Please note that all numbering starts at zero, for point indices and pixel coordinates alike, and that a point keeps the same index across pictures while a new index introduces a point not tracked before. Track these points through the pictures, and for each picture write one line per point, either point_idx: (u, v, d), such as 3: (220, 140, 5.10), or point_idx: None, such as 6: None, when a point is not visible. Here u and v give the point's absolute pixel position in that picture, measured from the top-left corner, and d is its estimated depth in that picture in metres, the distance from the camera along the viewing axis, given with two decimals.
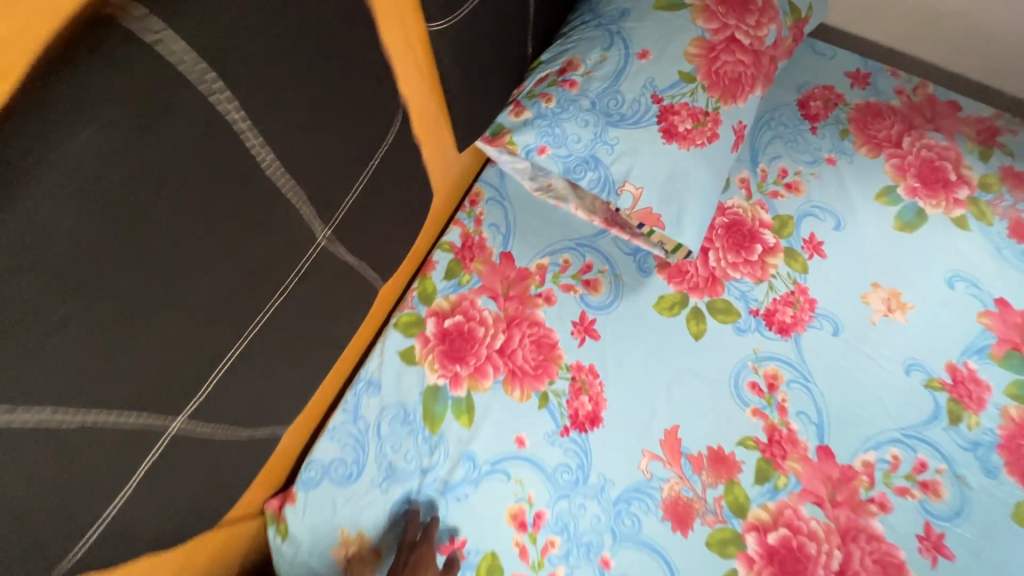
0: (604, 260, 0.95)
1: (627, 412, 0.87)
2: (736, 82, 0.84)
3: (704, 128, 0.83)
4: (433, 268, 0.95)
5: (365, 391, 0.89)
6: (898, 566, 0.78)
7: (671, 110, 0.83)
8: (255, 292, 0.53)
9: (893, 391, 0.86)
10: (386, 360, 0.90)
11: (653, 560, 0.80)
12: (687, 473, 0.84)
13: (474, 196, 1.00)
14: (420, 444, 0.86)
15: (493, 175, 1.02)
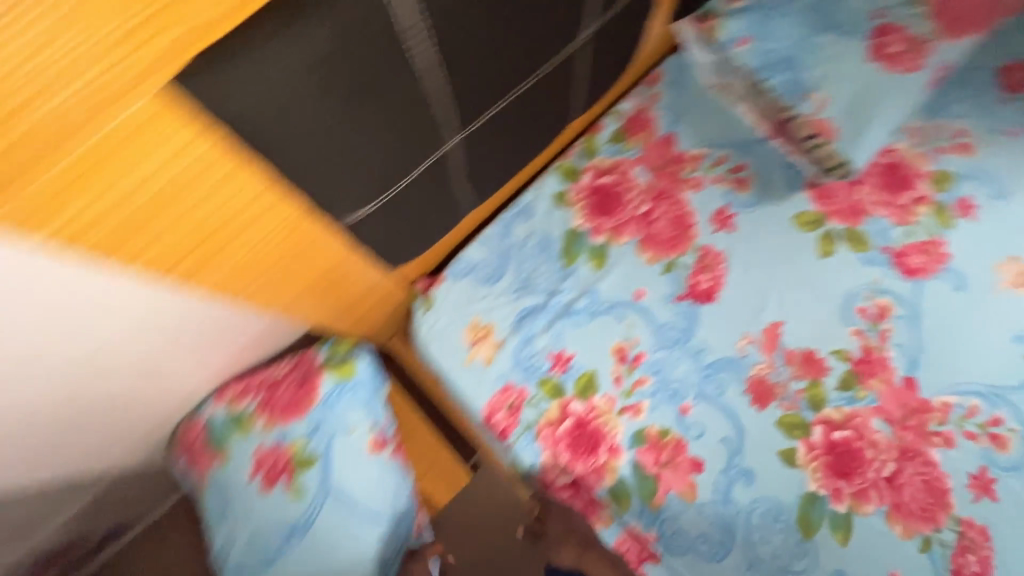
0: (758, 166, 1.01)
1: (738, 298, 0.96)
2: (960, 20, 0.86)
3: (912, 55, 0.86)
4: (600, 130, 1.05)
5: (518, 215, 1.01)
6: (943, 491, 0.87)
7: (888, 30, 0.87)
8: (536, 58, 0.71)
9: (995, 353, 0.91)
10: (541, 195, 1.02)
11: (725, 420, 0.92)
12: (777, 363, 0.94)
13: (653, 77, 1.07)
14: (554, 271, 0.99)
15: (677, 61, 1.06)
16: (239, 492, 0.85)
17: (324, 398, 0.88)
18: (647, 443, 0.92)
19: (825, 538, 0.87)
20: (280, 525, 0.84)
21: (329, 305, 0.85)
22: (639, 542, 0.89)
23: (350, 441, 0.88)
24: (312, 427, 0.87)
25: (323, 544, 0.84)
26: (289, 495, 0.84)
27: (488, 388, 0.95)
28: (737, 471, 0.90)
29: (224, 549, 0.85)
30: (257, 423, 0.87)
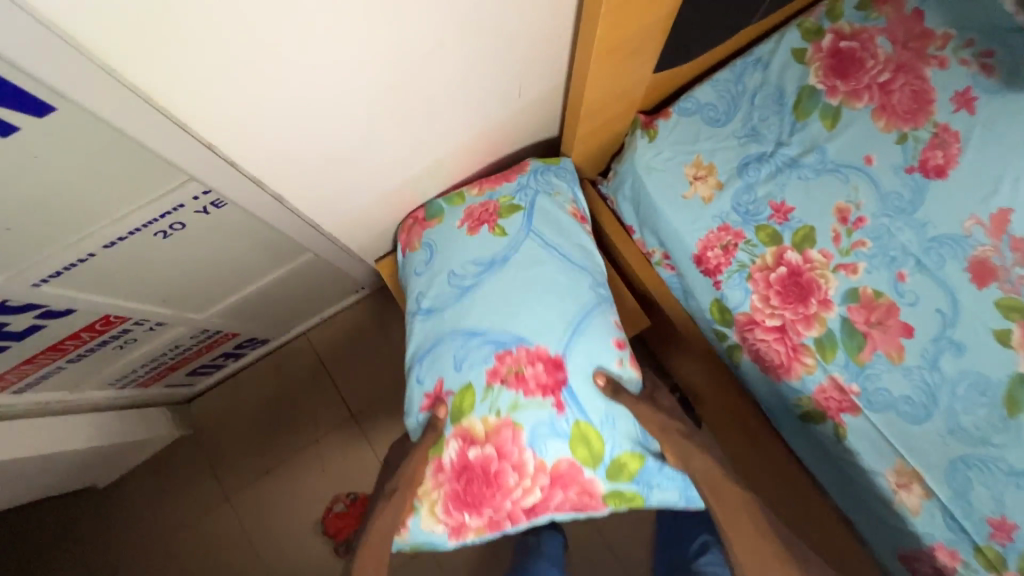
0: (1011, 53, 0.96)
1: (971, 179, 0.94)
2: None
3: None
4: None
5: (753, 64, 1.01)
6: None
7: None
8: None
9: None
10: (780, 48, 1.00)
11: (942, 292, 0.91)
12: (1004, 247, 0.91)
13: None
14: (785, 123, 0.98)
15: None
16: (448, 240, 1.00)
17: (532, 168, 1.04)
18: (860, 302, 0.91)
19: None
20: (483, 258, 0.96)
21: (609, 72, 0.80)
22: (842, 394, 0.89)
23: (552, 203, 1.02)
24: (520, 185, 1.02)
25: (522, 272, 0.93)
26: (495, 235, 0.97)
27: (705, 224, 0.95)
28: (947, 342, 0.90)
29: (426, 290, 0.97)
30: (470, 190, 1.04)
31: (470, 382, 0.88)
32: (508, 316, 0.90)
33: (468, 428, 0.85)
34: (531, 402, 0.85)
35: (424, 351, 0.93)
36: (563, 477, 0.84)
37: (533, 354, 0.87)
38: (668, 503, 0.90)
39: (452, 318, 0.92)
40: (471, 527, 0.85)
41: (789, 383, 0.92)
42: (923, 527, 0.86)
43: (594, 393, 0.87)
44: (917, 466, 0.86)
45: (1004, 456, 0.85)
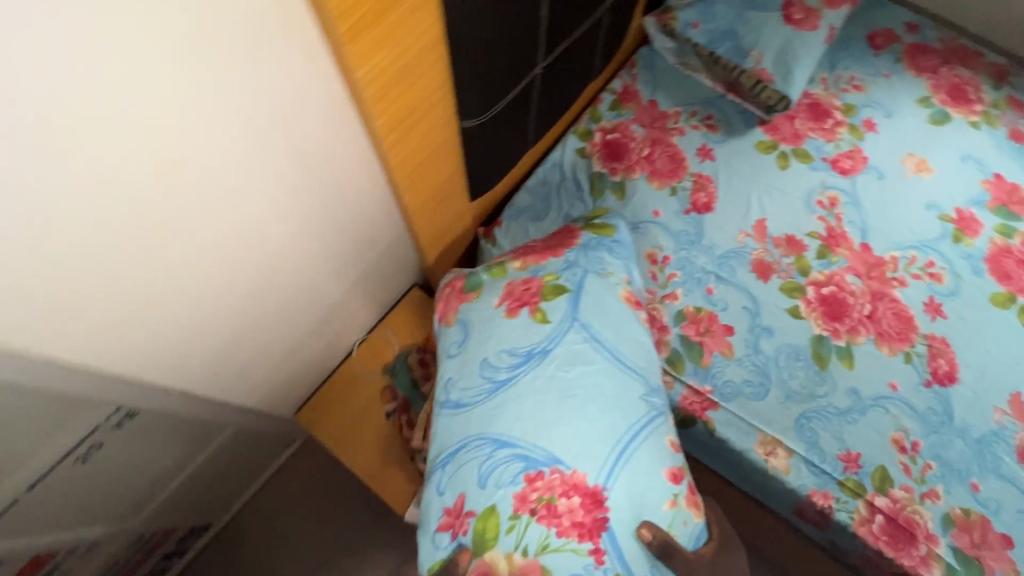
0: (721, 114, 1.35)
1: (729, 205, 1.26)
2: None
3: (811, 18, 1.24)
4: (600, 102, 1.37)
5: (552, 166, 1.29)
6: (909, 319, 1.15)
7: (789, 5, 1.25)
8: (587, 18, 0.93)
9: (916, 220, 1.24)
10: (566, 150, 1.31)
11: (742, 293, 1.17)
12: (769, 247, 1.22)
13: (632, 63, 1.42)
14: (588, 203, 1.25)
15: (646, 52, 1.42)
16: (485, 325, 0.99)
17: (581, 243, 1.07)
18: (687, 320, 1.15)
19: (836, 366, 1.11)
20: (519, 349, 0.95)
21: (437, 211, 1.01)
22: (700, 396, 1.10)
23: (602, 284, 1.03)
24: (569, 265, 1.04)
25: (557, 379, 0.92)
26: (536, 321, 0.97)
27: None
28: (760, 329, 1.14)
29: (456, 375, 0.96)
30: (513, 263, 1.06)
31: (496, 506, 0.85)
32: (546, 432, 0.88)
33: (494, 562, 0.82)
34: (566, 546, 0.82)
35: (449, 451, 0.91)
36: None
37: (568, 480, 0.85)
38: None
39: (479, 412, 0.91)
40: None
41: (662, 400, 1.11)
42: (797, 481, 1.04)
43: (635, 541, 0.85)
44: (775, 434, 1.07)
45: (830, 402, 1.08)
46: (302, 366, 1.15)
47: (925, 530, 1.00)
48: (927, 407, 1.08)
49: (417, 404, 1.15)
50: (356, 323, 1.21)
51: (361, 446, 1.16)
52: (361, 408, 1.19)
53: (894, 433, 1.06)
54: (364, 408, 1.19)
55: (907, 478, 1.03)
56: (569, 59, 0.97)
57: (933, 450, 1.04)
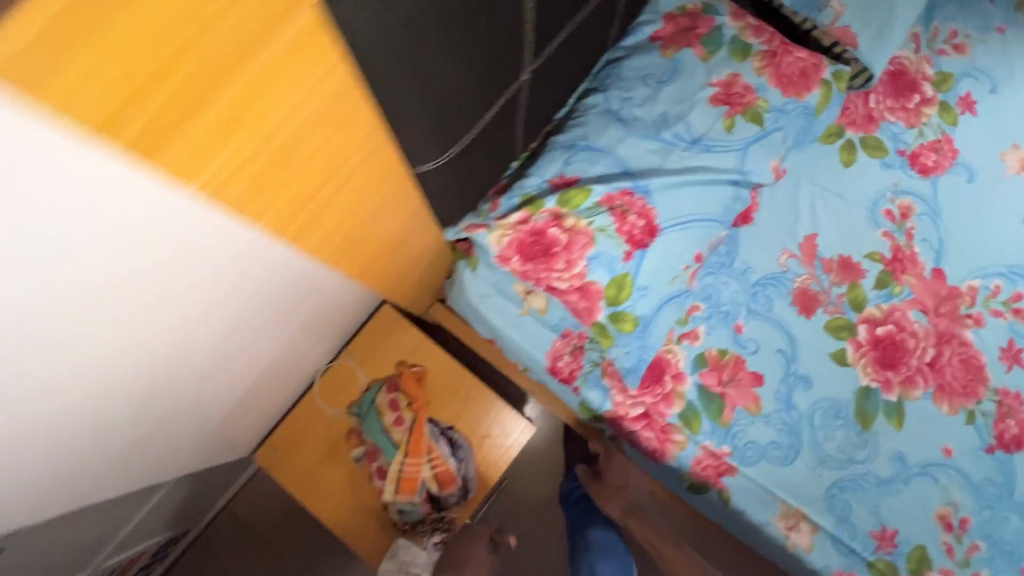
0: None
1: (774, 216, 0.99)
2: None
3: None
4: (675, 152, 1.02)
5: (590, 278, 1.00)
6: (978, 369, 0.94)
7: None
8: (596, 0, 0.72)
9: (1009, 236, 0.99)
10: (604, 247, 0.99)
11: (779, 333, 0.96)
12: (817, 272, 0.98)
13: None
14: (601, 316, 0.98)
15: None
16: (691, 86, 0.85)
17: (808, 101, 0.88)
18: (707, 366, 0.95)
19: (882, 425, 0.93)
20: (695, 129, 0.84)
21: (382, 272, 0.81)
22: (717, 459, 0.93)
23: (777, 143, 0.88)
24: (782, 107, 0.87)
25: (701, 175, 0.83)
26: (720, 124, 0.84)
27: (545, 337, 0.95)
28: (796, 378, 0.95)
29: (633, 60, 0.88)
30: (756, 59, 0.87)
31: (590, 187, 0.81)
32: (655, 167, 0.82)
33: (565, 211, 0.81)
34: (610, 236, 0.81)
35: (592, 142, 0.84)
36: (589, 292, 0.83)
37: (646, 209, 0.81)
38: (594, 407, 0.95)
39: (630, 146, 0.83)
40: (511, 269, 0.85)
41: (667, 463, 0.94)
42: (819, 561, 0.90)
43: (649, 254, 0.82)
44: (801, 506, 0.91)
45: (870, 469, 0.92)
46: (252, 418, 0.98)
47: None
48: (982, 477, 0.91)
49: (391, 454, 1.00)
50: (311, 358, 1.03)
51: (333, 491, 1.03)
52: (323, 450, 1.05)
53: (942, 508, 0.91)
54: (324, 452, 1.05)
55: (948, 560, 0.89)
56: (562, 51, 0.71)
57: (985, 529, 0.90)
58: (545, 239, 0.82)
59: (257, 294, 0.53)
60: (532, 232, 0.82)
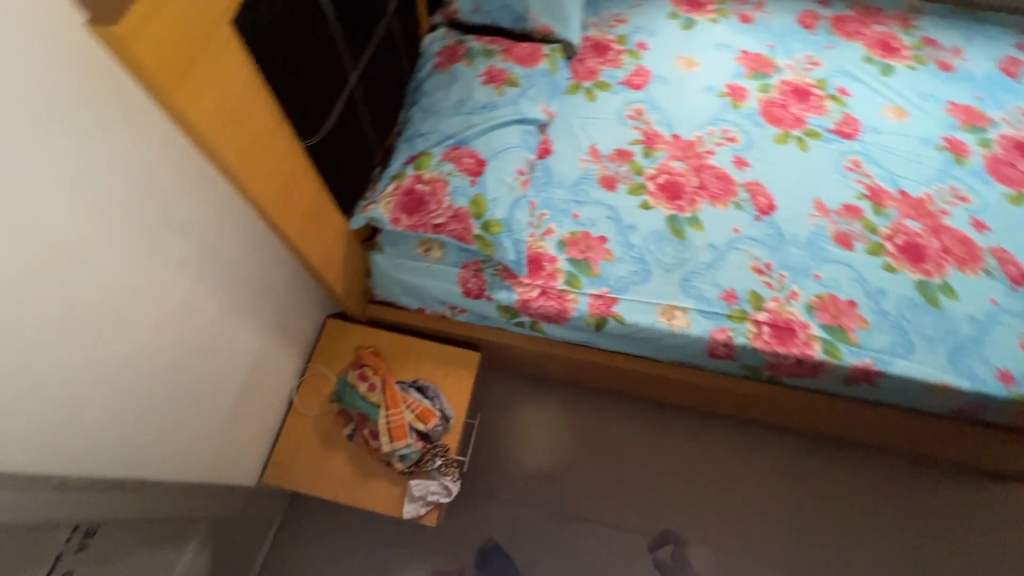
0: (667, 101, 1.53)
1: (564, 143, 1.45)
2: None
3: None
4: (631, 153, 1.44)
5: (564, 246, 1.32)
6: (727, 177, 1.42)
7: None
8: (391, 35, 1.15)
9: (703, 101, 1.53)
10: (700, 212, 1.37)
11: (602, 207, 1.37)
12: (606, 164, 1.43)
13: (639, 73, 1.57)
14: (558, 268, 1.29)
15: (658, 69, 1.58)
16: (468, 81, 1.33)
17: (540, 66, 1.38)
18: (568, 245, 1.32)
19: (690, 231, 1.35)
20: (480, 101, 1.29)
21: (311, 252, 1.08)
22: (601, 298, 1.26)
23: (537, 96, 1.36)
24: (527, 74, 1.36)
25: (495, 123, 1.27)
26: (494, 94, 1.31)
27: (452, 272, 1.28)
28: (625, 228, 1.35)
29: (428, 82, 1.34)
30: (499, 55, 1.37)
31: (430, 152, 1.22)
32: (465, 128, 1.25)
33: (421, 171, 1.20)
34: (455, 175, 1.20)
35: (421, 131, 1.25)
36: (461, 216, 1.19)
37: (471, 152, 1.23)
38: (506, 302, 1.26)
39: (445, 124, 1.26)
40: (403, 225, 1.19)
41: (573, 316, 1.26)
42: (699, 330, 1.23)
43: (489, 179, 1.21)
44: (669, 301, 1.26)
45: (697, 259, 1.31)
46: (250, 433, 1.17)
47: (798, 322, 1.24)
48: (762, 234, 1.35)
49: (377, 414, 1.20)
50: (284, 374, 1.25)
51: (339, 469, 1.21)
52: (319, 444, 1.24)
53: (752, 263, 1.31)
54: (320, 445, 1.24)
55: (773, 291, 1.27)
56: (374, 77, 1.13)
57: (782, 262, 1.31)
58: (415, 193, 1.19)
59: (204, 232, 0.87)
60: (406, 193, 1.19)
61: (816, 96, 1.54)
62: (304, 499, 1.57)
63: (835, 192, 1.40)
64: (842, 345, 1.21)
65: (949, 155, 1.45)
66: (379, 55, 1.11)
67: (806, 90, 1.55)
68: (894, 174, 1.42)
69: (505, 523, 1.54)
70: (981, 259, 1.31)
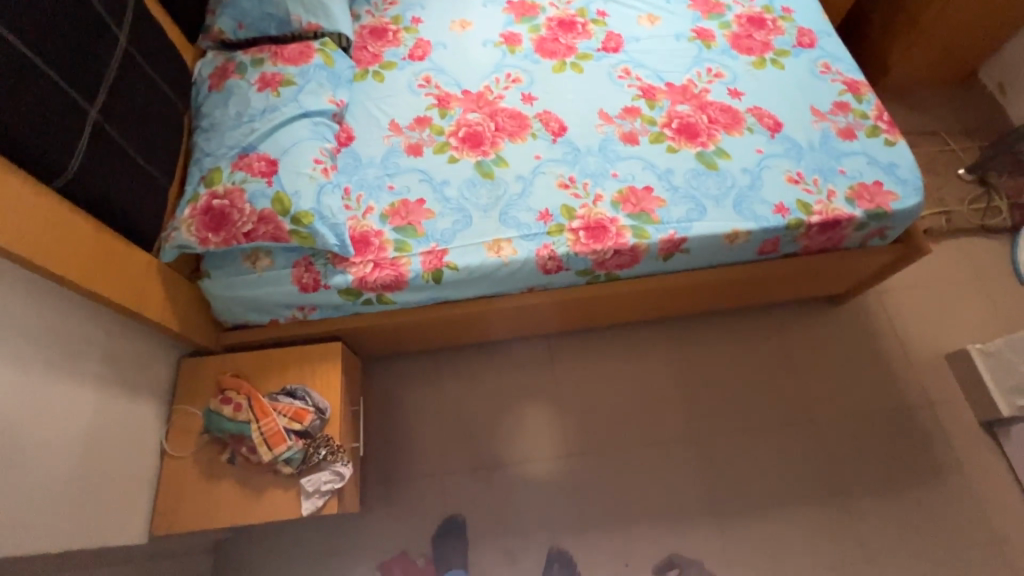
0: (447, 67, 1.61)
1: (364, 126, 1.51)
2: None
3: None
4: (431, 117, 1.53)
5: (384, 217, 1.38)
6: (520, 115, 1.53)
7: None
8: (135, 68, 1.16)
9: (484, 55, 1.63)
10: (507, 150, 1.48)
11: (414, 172, 1.44)
12: (409, 133, 1.50)
13: (422, 47, 1.65)
14: (385, 239, 1.35)
15: (439, 37, 1.67)
16: (243, 92, 1.35)
17: (313, 61, 1.43)
18: (390, 215, 1.38)
19: (497, 170, 1.45)
20: (259, 108, 1.33)
21: (119, 293, 1.07)
22: (432, 254, 1.33)
23: (318, 88, 1.41)
24: (301, 71, 1.41)
25: (279, 123, 1.31)
26: (271, 98, 1.35)
27: (285, 274, 1.30)
28: (440, 185, 1.43)
29: (205, 104, 1.36)
30: (268, 61, 1.41)
31: (220, 168, 1.25)
32: (249, 136, 1.28)
33: (215, 187, 1.22)
34: (250, 182, 1.23)
35: (208, 152, 1.28)
36: (267, 217, 1.21)
37: (261, 156, 1.26)
38: (344, 286, 1.30)
39: (229, 137, 1.28)
40: (212, 243, 1.20)
41: (410, 278, 1.32)
42: (525, 253, 1.33)
43: (285, 176, 1.25)
44: (493, 236, 1.35)
45: (510, 192, 1.41)
46: (123, 491, 1.15)
47: (609, 219, 1.37)
48: (561, 154, 1.47)
49: (248, 430, 1.21)
50: (146, 425, 1.23)
51: (229, 496, 1.22)
52: (203, 480, 1.23)
53: (558, 180, 1.43)
54: (205, 481, 1.23)
55: (580, 199, 1.40)
56: (132, 109, 1.13)
57: (583, 172, 1.44)
58: (214, 209, 1.20)
59: None
60: (205, 211, 1.20)
61: (581, 24, 1.69)
62: (229, 550, 1.53)
63: (614, 100, 1.55)
64: (648, 227, 1.36)
65: (699, 43, 1.64)
66: (126, 89, 1.12)
67: (570, 21, 1.69)
68: (660, 71, 1.59)
69: (434, 495, 1.58)
70: (742, 120, 1.50)
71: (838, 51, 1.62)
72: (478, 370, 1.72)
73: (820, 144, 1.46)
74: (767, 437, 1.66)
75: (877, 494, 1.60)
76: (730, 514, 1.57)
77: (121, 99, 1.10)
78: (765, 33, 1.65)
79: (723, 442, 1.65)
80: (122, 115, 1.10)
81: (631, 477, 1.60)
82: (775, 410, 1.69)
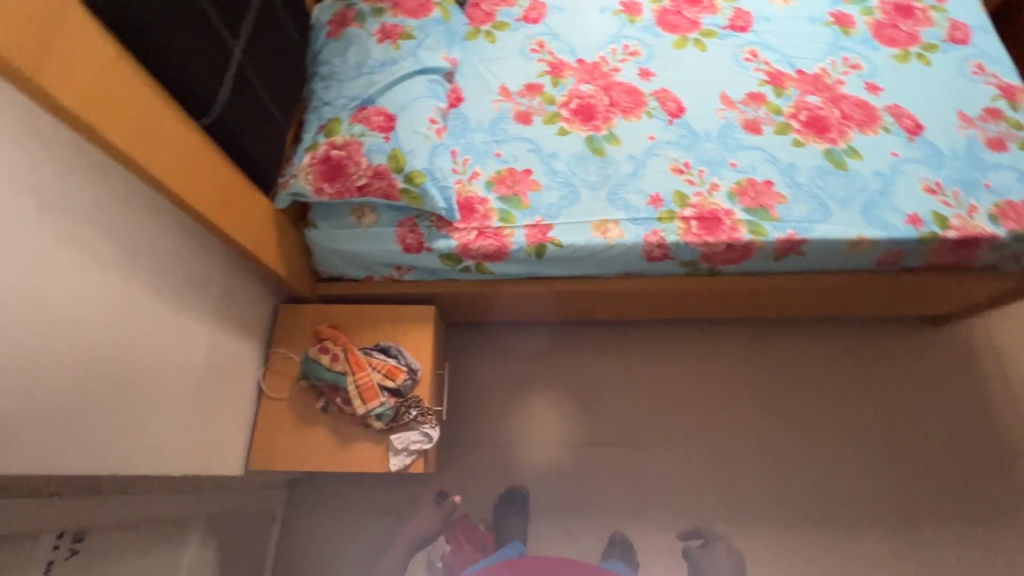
0: (564, 32, 1.54)
1: (473, 88, 1.47)
2: None
3: None
4: (542, 85, 1.47)
5: (489, 184, 1.35)
6: (636, 90, 1.46)
7: None
8: (269, 8, 1.14)
9: (601, 23, 1.55)
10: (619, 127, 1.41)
11: (522, 141, 1.40)
12: (519, 100, 1.46)
13: (537, 9, 1.58)
14: (489, 207, 1.32)
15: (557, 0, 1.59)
16: (362, 42, 1.33)
17: (432, 16, 1.39)
18: (496, 183, 1.35)
19: (608, 147, 1.39)
20: (378, 60, 1.30)
21: (243, 233, 1.09)
22: (536, 228, 1.30)
23: (435, 44, 1.37)
24: (420, 25, 1.37)
25: (397, 78, 1.28)
26: (390, 50, 1.32)
27: (389, 232, 1.29)
28: (548, 157, 1.38)
29: (324, 51, 1.34)
30: (388, 12, 1.37)
31: (339, 119, 1.24)
32: (368, 89, 1.26)
33: (334, 138, 1.21)
34: (367, 135, 1.21)
35: (327, 101, 1.27)
36: (382, 173, 1.20)
37: (379, 110, 1.24)
38: (446, 250, 1.29)
39: (348, 88, 1.27)
40: (327, 194, 1.20)
41: (512, 249, 1.29)
42: (632, 237, 1.29)
43: (402, 133, 1.23)
44: (600, 216, 1.31)
45: (620, 171, 1.36)
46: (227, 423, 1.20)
47: (723, 211, 1.30)
48: (677, 137, 1.40)
49: (343, 381, 1.23)
50: (248, 364, 1.27)
51: (320, 441, 1.25)
52: (296, 422, 1.27)
53: (672, 164, 1.36)
54: (297, 423, 1.27)
55: (695, 187, 1.33)
56: (265, 51, 1.13)
57: (699, 158, 1.37)
58: (332, 159, 1.20)
59: (128, 226, 0.88)
60: (323, 161, 1.20)
61: None
62: (301, 488, 1.60)
63: (738, 84, 1.45)
64: (766, 224, 1.28)
65: (837, 30, 1.51)
66: (262, 29, 1.11)
67: None
68: (790, 56, 1.48)
69: (500, 464, 1.60)
70: (879, 118, 1.39)
71: (995, 52, 1.47)
72: (554, 349, 1.71)
73: (964, 153, 1.34)
74: (845, 453, 1.59)
75: (957, 527, 1.52)
76: (797, 525, 1.53)
77: (257, 40, 1.09)
78: (912, 24, 1.51)
79: (798, 450, 1.60)
80: (257, 56, 1.09)
81: (698, 475, 1.57)
82: (856, 426, 1.62)
